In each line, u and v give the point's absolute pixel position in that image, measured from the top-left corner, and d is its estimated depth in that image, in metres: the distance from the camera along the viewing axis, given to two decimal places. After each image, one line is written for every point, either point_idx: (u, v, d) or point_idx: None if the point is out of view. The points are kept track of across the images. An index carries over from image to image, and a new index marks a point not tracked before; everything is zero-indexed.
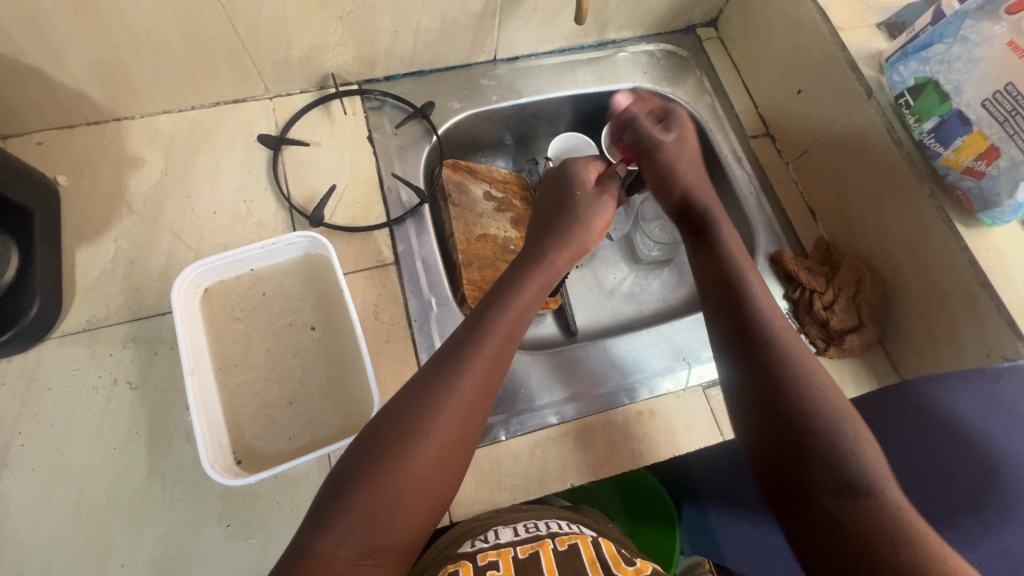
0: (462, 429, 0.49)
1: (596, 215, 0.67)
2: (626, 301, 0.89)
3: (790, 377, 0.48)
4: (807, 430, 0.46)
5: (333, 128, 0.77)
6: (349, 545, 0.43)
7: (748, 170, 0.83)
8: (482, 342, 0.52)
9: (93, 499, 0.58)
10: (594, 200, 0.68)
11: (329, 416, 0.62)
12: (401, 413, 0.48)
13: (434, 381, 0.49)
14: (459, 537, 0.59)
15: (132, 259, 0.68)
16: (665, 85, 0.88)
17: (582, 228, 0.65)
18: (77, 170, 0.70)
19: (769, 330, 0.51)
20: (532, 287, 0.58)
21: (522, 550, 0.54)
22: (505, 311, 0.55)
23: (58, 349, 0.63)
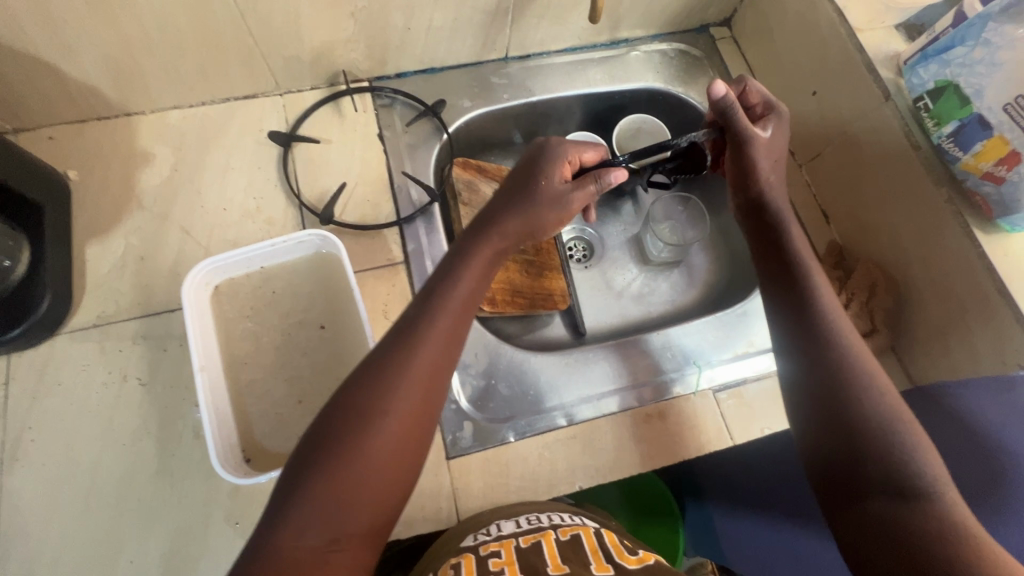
0: (416, 411, 0.48)
1: (551, 208, 0.58)
2: (634, 302, 0.88)
3: (856, 385, 0.50)
4: (868, 431, 0.48)
5: (343, 126, 0.76)
6: (314, 534, 0.43)
7: None
8: (431, 323, 0.50)
9: (102, 496, 0.58)
10: (561, 206, 0.58)
11: None
12: (356, 398, 0.47)
13: (385, 366, 0.48)
14: (463, 531, 0.58)
15: (142, 256, 0.67)
16: (677, 85, 0.87)
17: (539, 207, 0.57)
18: (87, 165, 0.70)
19: (834, 339, 0.53)
20: (478, 263, 0.55)
21: (524, 540, 0.54)
22: (455, 288, 0.52)
23: (68, 344, 0.63)
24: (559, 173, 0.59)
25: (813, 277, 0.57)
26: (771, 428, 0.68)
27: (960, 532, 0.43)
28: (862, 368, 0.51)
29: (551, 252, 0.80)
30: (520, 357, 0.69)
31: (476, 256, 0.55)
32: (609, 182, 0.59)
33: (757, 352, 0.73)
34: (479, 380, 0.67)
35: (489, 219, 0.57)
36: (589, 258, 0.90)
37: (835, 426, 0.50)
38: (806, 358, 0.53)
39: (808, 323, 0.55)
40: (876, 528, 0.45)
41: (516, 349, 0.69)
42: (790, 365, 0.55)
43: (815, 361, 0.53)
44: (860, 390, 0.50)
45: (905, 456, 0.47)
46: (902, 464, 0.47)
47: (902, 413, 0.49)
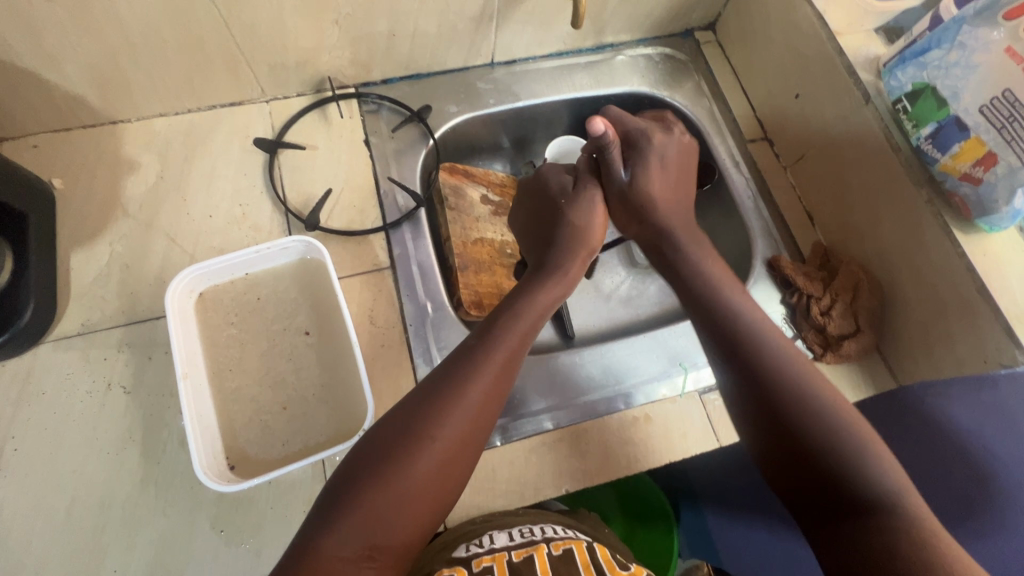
0: (472, 439, 0.49)
1: (590, 223, 0.65)
2: (622, 305, 0.89)
3: (795, 391, 0.50)
4: (813, 435, 0.47)
5: (330, 132, 0.77)
6: (353, 543, 0.42)
7: (746, 173, 0.83)
8: (494, 348, 0.52)
9: (86, 505, 0.57)
10: (582, 186, 0.66)
11: (322, 422, 0.62)
12: (412, 415, 0.48)
13: (443, 389, 0.49)
14: (458, 537, 0.58)
15: (127, 264, 0.67)
16: (662, 89, 0.87)
17: (578, 206, 0.65)
18: (72, 173, 0.70)
19: (767, 356, 0.52)
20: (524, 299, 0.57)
21: (517, 555, 0.53)
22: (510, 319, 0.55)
23: (52, 352, 0.62)
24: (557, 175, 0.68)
25: (730, 293, 0.57)
26: None
27: (929, 532, 0.42)
28: (796, 374, 0.51)
29: None
30: None
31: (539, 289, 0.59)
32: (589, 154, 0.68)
33: None
34: None
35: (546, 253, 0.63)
36: None
37: (778, 433, 0.49)
38: (740, 368, 0.53)
39: (732, 334, 0.54)
40: (859, 533, 0.43)
41: None
42: (724, 379, 0.54)
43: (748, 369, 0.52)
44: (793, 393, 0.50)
45: (868, 470, 0.45)
46: (850, 463, 0.46)
47: (841, 412, 0.48)
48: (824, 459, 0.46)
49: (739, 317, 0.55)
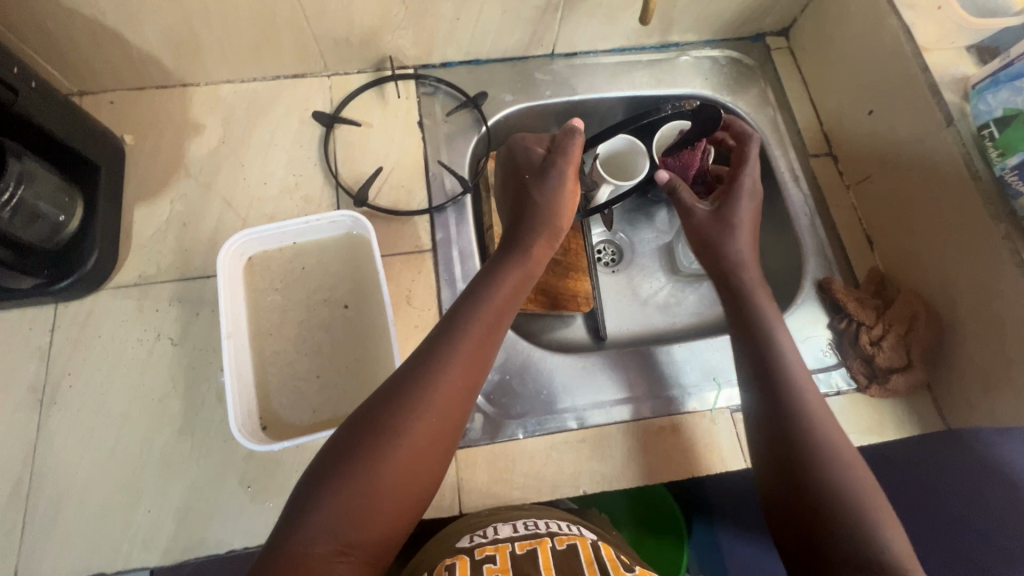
0: (441, 431, 0.48)
1: (558, 200, 0.63)
2: (659, 311, 0.88)
3: (804, 415, 0.52)
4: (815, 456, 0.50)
5: (385, 112, 0.78)
6: (323, 541, 0.42)
7: (805, 190, 0.79)
8: (462, 342, 0.52)
9: (128, 445, 0.60)
10: (558, 161, 0.63)
11: (352, 394, 0.63)
12: (375, 413, 0.48)
13: (404, 390, 0.49)
14: (467, 526, 0.59)
15: (184, 222, 0.70)
16: (725, 93, 0.84)
17: (549, 188, 0.63)
18: (142, 130, 0.74)
19: (799, 405, 0.53)
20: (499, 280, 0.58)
21: (519, 545, 0.52)
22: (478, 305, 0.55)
23: (110, 298, 0.66)
24: (532, 147, 0.66)
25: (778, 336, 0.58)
26: None
27: None
28: (806, 395, 0.53)
29: (579, 255, 0.83)
30: (538, 355, 0.69)
31: (508, 277, 0.58)
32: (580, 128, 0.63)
33: None
34: (494, 374, 0.67)
35: (517, 234, 0.61)
36: (617, 264, 0.91)
37: (789, 472, 0.50)
38: (773, 412, 0.53)
39: (767, 354, 0.57)
40: None
41: (534, 347, 0.69)
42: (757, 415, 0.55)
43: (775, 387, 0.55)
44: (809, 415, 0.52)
45: (873, 530, 0.45)
46: (859, 522, 0.45)
47: (849, 460, 0.49)
48: (831, 516, 0.46)
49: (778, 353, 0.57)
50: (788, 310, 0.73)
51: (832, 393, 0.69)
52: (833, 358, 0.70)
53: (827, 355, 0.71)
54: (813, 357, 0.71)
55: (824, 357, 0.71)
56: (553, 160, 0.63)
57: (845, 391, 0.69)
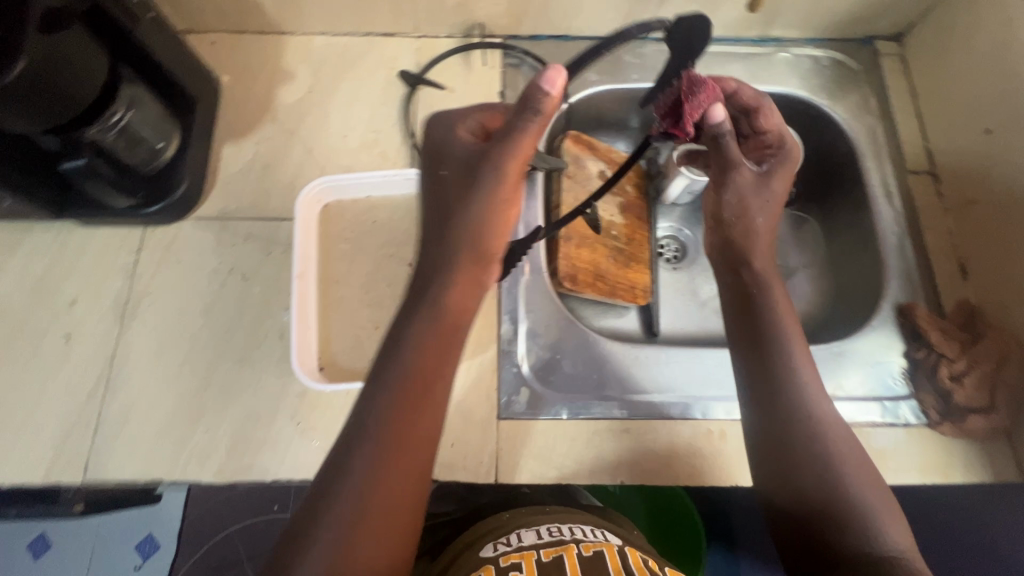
0: (394, 488, 0.44)
1: (505, 189, 0.51)
2: (717, 315, 0.85)
3: (805, 412, 0.53)
4: (828, 505, 0.49)
5: (468, 78, 0.77)
6: None
7: (897, 207, 0.74)
8: (410, 362, 0.48)
9: (193, 367, 0.64)
10: (489, 155, 0.50)
11: None
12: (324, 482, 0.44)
13: (350, 445, 0.45)
14: (491, 531, 0.59)
15: (266, 164, 0.73)
16: (823, 97, 0.79)
17: (496, 194, 0.50)
18: (237, 72, 0.77)
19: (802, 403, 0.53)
20: (434, 312, 0.50)
21: (545, 553, 0.53)
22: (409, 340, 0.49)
23: (192, 228, 0.69)
24: (461, 138, 0.54)
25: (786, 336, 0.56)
26: None
27: None
28: (808, 391, 0.54)
29: (641, 245, 0.81)
30: (591, 340, 0.68)
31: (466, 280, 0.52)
32: (546, 91, 0.48)
33: (847, 399, 0.66)
34: (544, 352, 0.67)
35: (445, 249, 0.52)
36: (679, 262, 0.88)
37: (786, 479, 0.51)
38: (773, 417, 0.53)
39: (764, 352, 0.56)
40: None
41: (588, 331, 0.68)
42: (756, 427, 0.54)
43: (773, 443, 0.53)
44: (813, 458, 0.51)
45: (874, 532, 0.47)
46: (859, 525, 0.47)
47: (845, 456, 0.51)
48: (835, 522, 0.48)
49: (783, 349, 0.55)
50: (861, 331, 0.69)
51: (899, 424, 0.64)
52: (904, 389, 0.66)
53: (898, 383, 0.66)
54: (880, 384, 0.66)
55: (894, 385, 0.66)
56: (496, 150, 0.50)
57: (914, 425, 0.64)
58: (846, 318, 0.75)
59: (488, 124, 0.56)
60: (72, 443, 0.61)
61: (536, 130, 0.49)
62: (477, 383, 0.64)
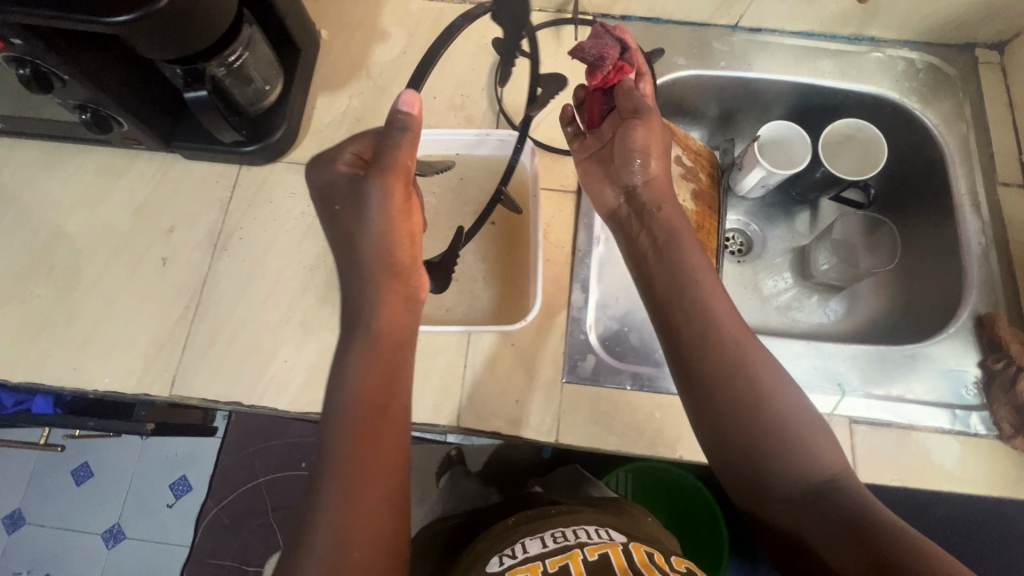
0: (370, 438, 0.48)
1: (376, 205, 0.52)
2: (779, 311, 0.84)
3: (737, 382, 0.52)
4: (787, 469, 0.49)
5: (557, 51, 0.79)
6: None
7: (985, 217, 0.72)
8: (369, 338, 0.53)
9: (277, 301, 0.67)
10: (374, 177, 0.52)
11: (484, 304, 0.68)
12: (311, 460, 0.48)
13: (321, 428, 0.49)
14: (503, 533, 0.60)
15: (358, 118, 0.76)
16: (914, 100, 0.78)
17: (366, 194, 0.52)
18: (336, 28, 0.80)
19: (732, 374, 0.52)
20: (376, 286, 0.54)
21: (551, 564, 0.52)
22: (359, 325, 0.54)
23: (285, 171, 0.73)
24: (340, 167, 0.55)
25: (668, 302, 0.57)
26: (907, 483, 0.61)
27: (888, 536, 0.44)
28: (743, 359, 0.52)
29: (710, 234, 0.82)
30: None
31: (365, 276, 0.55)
32: (405, 111, 0.50)
33: (915, 401, 0.65)
34: (612, 323, 0.67)
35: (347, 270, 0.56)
36: (745, 255, 0.88)
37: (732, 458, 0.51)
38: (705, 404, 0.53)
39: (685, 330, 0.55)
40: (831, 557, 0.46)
41: None
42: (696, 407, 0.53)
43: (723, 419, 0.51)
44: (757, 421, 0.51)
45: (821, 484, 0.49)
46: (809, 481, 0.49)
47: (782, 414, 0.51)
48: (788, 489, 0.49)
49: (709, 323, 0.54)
50: (935, 337, 0.68)
51: (968, 432, 0.63)
52: (976, 399, 0.65)
53: (970, 393, 0.65)
54: (952, 390, 0.65)
55: (966, 395, 0.65)
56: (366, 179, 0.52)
57: (983, 435, 0.63)
58: (919, 326, 0.74)
59: (365, 153, 0.56)
60: (162, 358, 0.65)
61: (412, 145, 0.52)
62: (545, 345, 0.65)
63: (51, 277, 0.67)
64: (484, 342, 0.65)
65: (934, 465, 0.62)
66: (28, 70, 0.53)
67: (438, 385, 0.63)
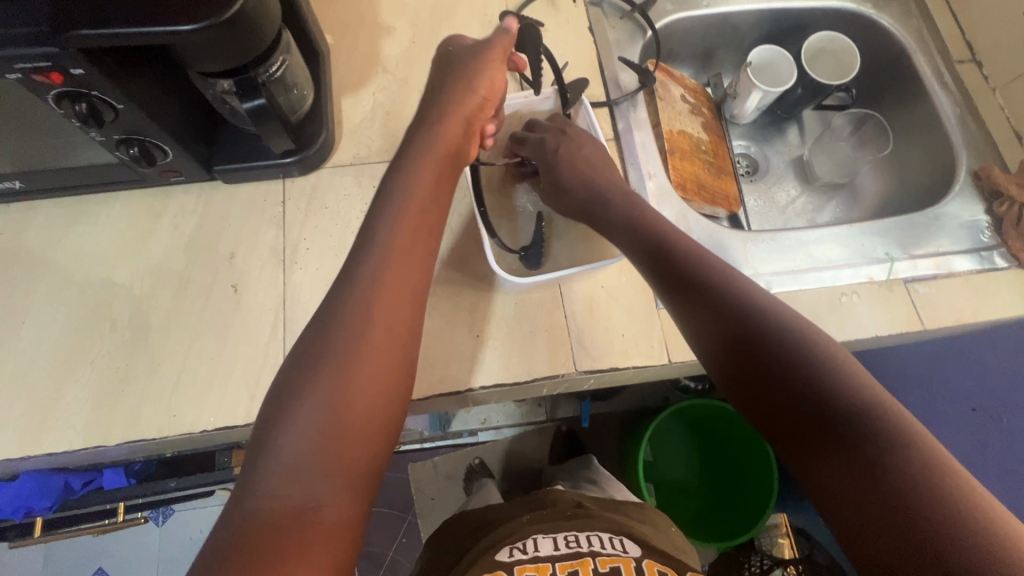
0: (382, 362, 0.46)
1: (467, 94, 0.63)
2: (798, 216, 0.92)
3: (739, 295, 0.53)
4: (784, 352, 0.47)
5: (558, 16, 0.83)
6: (277, 486, 0.40)
7: (953, 93, 0.84)
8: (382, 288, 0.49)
9: None
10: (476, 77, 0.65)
11: (579, 252, 0.71)
12: (297, 386, 0.44)
13: (313, 365, 0.45)
14: (507, 536, 0.62)
15: (388, 111, 0.76)
16: (869, 6, 0.88)
17: (472, 70, 0.65)
18: (340, 31, 0.80)
19: (736, 288, 0.53)
20: (459, 114, 0.62)
21: (561, 568, 0.54)
22: (445, 117, 0.61)
23: (331, 176, 0.72)
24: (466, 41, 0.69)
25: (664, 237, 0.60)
26: (963, 321, 0.70)
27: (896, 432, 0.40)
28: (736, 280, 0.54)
29: (726, 159, 0.86)
30: (718, 232, 0.74)
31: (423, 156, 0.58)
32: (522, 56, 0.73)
33: (947, 255, 0.74)
34: None
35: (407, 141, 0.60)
36: (754, 175, 0.96)
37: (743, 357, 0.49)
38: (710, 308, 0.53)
39: (680, 257, 0.57)
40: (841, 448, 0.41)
41: (714, 227, 0.74)
42: (702, 314, 0.53)
43: (705, 323, 0.53)
44: (745, 317, 0.51)
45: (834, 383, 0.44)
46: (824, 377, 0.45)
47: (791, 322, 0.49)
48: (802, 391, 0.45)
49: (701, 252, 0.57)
50: (945, 199, 0.78)
51: (995, 268, 0.73)
52: (993, 240, 0.75)
53: (986, 236, 0.75)
54: (971, 240, 0.75)
55: (983, 239, 0.75)
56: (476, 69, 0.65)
57: (1006, 268, 0.73)
58: (924, 200, 0.84)
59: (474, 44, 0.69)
60: (264, 383, 0.62)
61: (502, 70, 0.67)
62: (633, 278, 0.69)
63: (116, 332, 0.63)
64: (576, 290, 0.68)
65: (981, 302, 0.71)
66: (83, 104, 0.51)
67: (547, 339, 0.66)
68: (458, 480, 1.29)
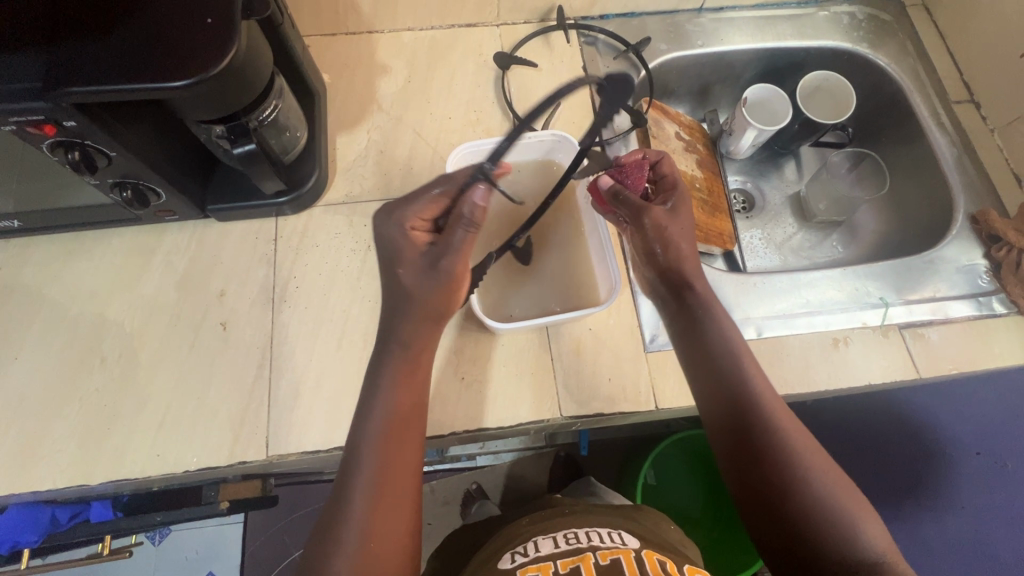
0: (396, 482, 0.49)
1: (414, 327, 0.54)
2: (795, 254, 0.91)
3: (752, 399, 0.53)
4: (788, 470, 0.50)
5: (552, 56, 0.84)
6: None
7: (950, 134, 0.83)
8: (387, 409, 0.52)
9: (353, 338, 0.67)
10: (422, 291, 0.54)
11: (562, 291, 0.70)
12: (331, 508, 0.49)
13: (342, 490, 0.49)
14: (506, 542, 0.61)
15: (381, 149, 0.77)
16: (865, 45, 0.88)
17: (431, 297, 0.54)
18: (337, 70, 0.81)
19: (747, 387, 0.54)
20: (406, 343, 0.54)
21: (562, 565, 0.53)
22: (406, 343, 0.54)
23: (323, 214, 0.73)
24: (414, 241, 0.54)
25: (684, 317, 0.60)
26: (960, 369, 0.69)
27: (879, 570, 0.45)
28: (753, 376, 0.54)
29: (721, 197, 0.86)
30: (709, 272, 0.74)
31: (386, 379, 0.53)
32: (477, 206, 0.53)
33: (944, 299, 0.73)
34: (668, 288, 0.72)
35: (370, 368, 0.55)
36: (750, 211, 0.95)
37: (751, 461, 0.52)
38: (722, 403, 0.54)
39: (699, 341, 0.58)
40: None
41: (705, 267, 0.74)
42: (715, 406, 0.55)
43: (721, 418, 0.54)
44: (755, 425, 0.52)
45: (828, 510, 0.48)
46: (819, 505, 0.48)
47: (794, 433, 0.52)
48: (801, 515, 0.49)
49: (717, 331, 0.57)
50: (943, 242, 0.77)
51: (994, 314, 0.72)
52: (991, 285, 0.74)
53: (984, 281, 0.74)
54: (969, 284, 0.74)
55: (982, 284, 0.74)
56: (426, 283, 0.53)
57: (1005, 314, 0.72)
58: (921, 240, 0.83)
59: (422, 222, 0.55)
60: (250, 421, 0.63)
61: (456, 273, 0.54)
62: (620, 321, 0.69)
63: (105, 369, 0.64)
64: (563, 333, 0.68)
65: (979, 349, 0.70)
66: (77, 152, 0.52)
67: (533, 382, 0.65)
68: (453, 507, 1.28)
